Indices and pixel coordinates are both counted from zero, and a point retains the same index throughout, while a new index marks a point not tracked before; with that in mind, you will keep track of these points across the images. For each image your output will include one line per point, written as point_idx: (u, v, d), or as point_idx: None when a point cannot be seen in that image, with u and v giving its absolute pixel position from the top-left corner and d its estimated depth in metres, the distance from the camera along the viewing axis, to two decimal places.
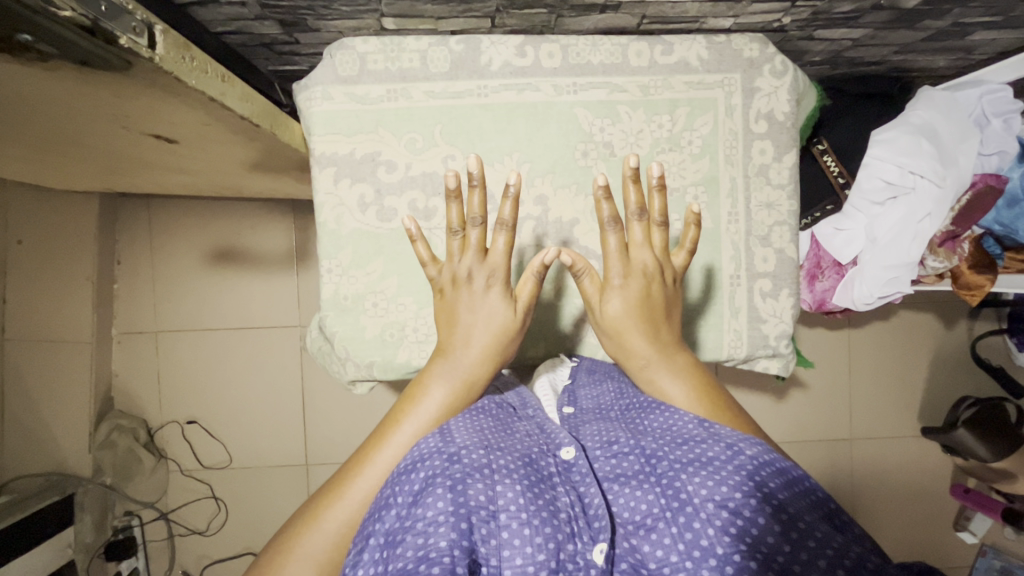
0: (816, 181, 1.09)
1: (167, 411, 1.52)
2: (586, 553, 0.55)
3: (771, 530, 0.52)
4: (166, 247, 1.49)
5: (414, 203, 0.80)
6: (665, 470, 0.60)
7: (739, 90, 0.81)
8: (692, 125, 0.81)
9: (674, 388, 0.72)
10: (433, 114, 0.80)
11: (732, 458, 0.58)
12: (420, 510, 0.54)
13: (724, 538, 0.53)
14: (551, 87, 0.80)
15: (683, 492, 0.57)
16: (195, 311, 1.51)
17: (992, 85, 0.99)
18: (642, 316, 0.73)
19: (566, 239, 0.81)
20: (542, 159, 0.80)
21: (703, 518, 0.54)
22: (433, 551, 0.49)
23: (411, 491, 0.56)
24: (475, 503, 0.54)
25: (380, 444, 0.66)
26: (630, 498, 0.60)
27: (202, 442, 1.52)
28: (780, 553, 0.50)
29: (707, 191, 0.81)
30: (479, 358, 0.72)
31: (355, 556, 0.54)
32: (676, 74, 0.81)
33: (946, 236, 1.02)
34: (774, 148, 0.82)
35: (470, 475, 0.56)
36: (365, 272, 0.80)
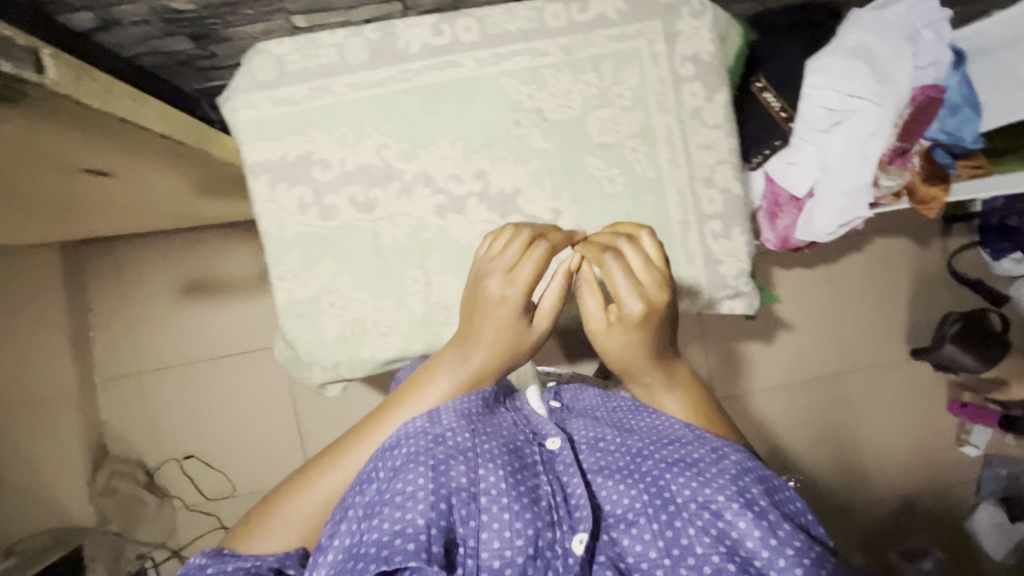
0: (759, 124, 1.06)
1: (161, 450, 1.52)
2: (564, 541, 0.54)
3: (757, 536, 0.52)
4: (135, 288, 1.49)
5: (353, 197, 0.79)
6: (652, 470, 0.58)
7: (661, 36, 0.81)
8: (620, 78, 0.80)
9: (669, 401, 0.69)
10: (360, 106, 0.79)
11: (719, 463, 0.57)
12: (394, 484, 0.53)
13: (708, 540, 0.53)
14: (473, 61, 0.79)
15: (667, 490, 0.56)
16: (173, 347, 1.50)
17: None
18: (649, 348, 0.67)
19: (512, 210, 0.80)
20: (475, 134, 0.80)
21: (692, 519, 0.54)
22: (412, 527, 0.50)
23: (389, 465, 0.55)
24: (457, 484, 0.53)
25: (369, 425, 0.65)
26: (614, 492, 0.58)
27: (203, 476, 1.52)
28: (763, 555, 0.51)
29: (644, 142, 0.81)
30: (490, 356, 0.65)
31: (332, 527, 0.54)
32: (596, 29, 0.80)
33: (892, 155, 1.02)
34: (704, 90, 0.81)
35: (451, 457, 0.55)
36: (316, 274, 0.79)
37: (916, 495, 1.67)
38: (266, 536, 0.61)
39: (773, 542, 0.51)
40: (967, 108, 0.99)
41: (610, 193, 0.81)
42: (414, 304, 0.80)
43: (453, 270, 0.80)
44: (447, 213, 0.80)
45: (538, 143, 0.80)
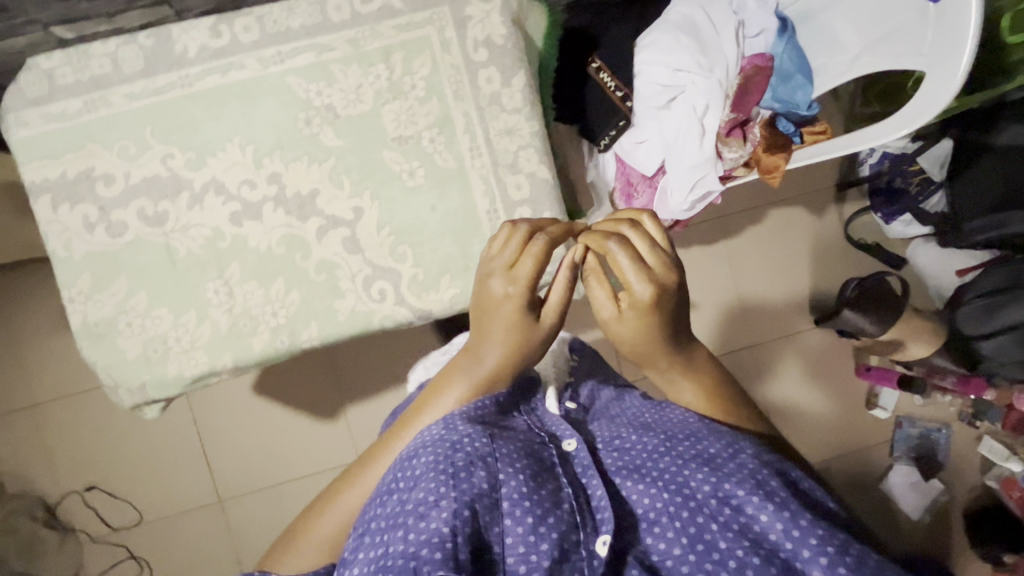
0: (597, 105, 1.05)
1: (63, 483, 1.46)
2: (589, 544, 0.52)
3: (779, 523, 0.49)
4: (14, 318, 1.43)
5: (142, 211, 0.76)
6: (659, 465, 0.56)
7: (450, 22, 0.79)
8: (411, 68, 0.78)
9: (686, 391, 0.70)
10: (139, 116, 0.76)
11: (732, 456, 0.54)
12: (409, 495, 0.52)
13: (731, 535, 0.49)
14: (256, 61, 0.77)
15: (686, 483, 0.53)
16: (62, 376, 1.45)
17: None
18: (660, 339, 0.66)
19: (311, 212, 0.78)
20: (264, 137, 0.77)
21: (701, 512, 0.51)
22: (436, 534, 0.48)
23: (411, 477, 0.54)
24: (478, 490, 0.51)
25: (401, 432, 0.67)
26: (640, 491, 0.55)
27: (108, 505, 1.48)
28: (787, 540, 0.48)
29: (442, 132, 0.79)
30: (502, 352, 0.67)
31: (354, 541, 0.53)
32: (382, 20, 0.78)
33: (731, 127, 1.01)
34: (500, 74, 0.79)
35: (471, 463, 0.53)
36: (111, 294, 0.77)
37: (831, 460, 1.69)
38: (298, 547, 0.63)
39: (800, 532, 0.48)
40: (798, 74, 0.99)
41: (411, 186, 0.79)
42: (217, 316, 0.78)
43: (256, 278, 0.78)
44: (242, 220, 0.77)
45: (331, 140, 0.78)
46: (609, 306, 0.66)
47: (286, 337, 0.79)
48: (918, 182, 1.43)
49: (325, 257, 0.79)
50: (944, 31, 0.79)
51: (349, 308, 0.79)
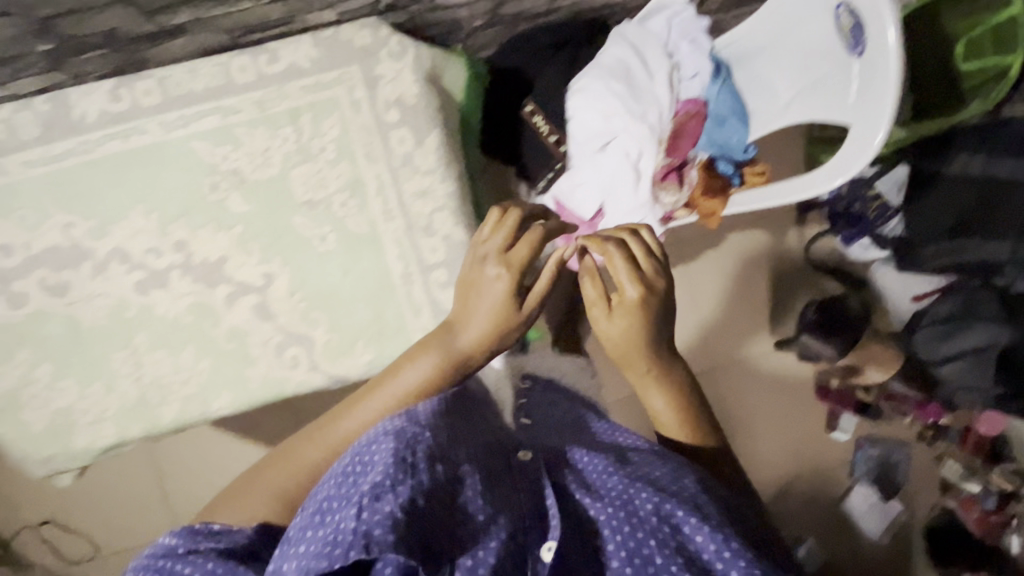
0: (533, 147, 1.04)
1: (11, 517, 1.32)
2: (535, 550, 0.49)
3: (721, 551, 0.48)
4: None
5: (43, 281, 0.74)
6: (608, 474, 0.55)
7: (360, 82, 0.76)
8: (320, 130, 0.76)
9: (659, 399, 0.66)
10: (37, 185, 0.74)
11: (676, 483, 0.54)
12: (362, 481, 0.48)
13: (656, 551, 0.48)
14: (159, 125, 0.74)
15: (634, 497, 0.52)
16: None
17: (675, 9, 0.96)
18: (643, 341, 0.64)
19: (219, 279, 0.76)
20: (169, 203, 0.75)
21: (637, 530, 0.49)
22: (389, 518, 0.44)
23: (367, 463, 0.51)
24: (434, 485, 0.49)
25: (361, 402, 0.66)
26: (592, 501, 0.53)
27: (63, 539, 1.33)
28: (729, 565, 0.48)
29: (354, 196, 0.77)
30: (478, 334, 0.66)
31: (301, 526, 0.48)
32: (289, 80, 0.76)
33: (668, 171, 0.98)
34: (413, 135, 0.77)
35: (430, 460, 0.51)
36: (15, 365, 0.75)
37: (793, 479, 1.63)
38: (242, 500, 0.60)
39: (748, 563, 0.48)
40: (733, 117, 0.96)
41: (323, 252, 0.77)
42: (126, 387, 0.76)
43: (165, 347, 0.76)
44: (148, 288, 0.76)
45: (238, 206, 0.76)
46: (598, 302, 0.66)
47: (197, 407, 0.77)
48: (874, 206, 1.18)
49: (235, 324, 0.77)
50: (866, 83, 0.78)
51: (261, 375, 0.78)
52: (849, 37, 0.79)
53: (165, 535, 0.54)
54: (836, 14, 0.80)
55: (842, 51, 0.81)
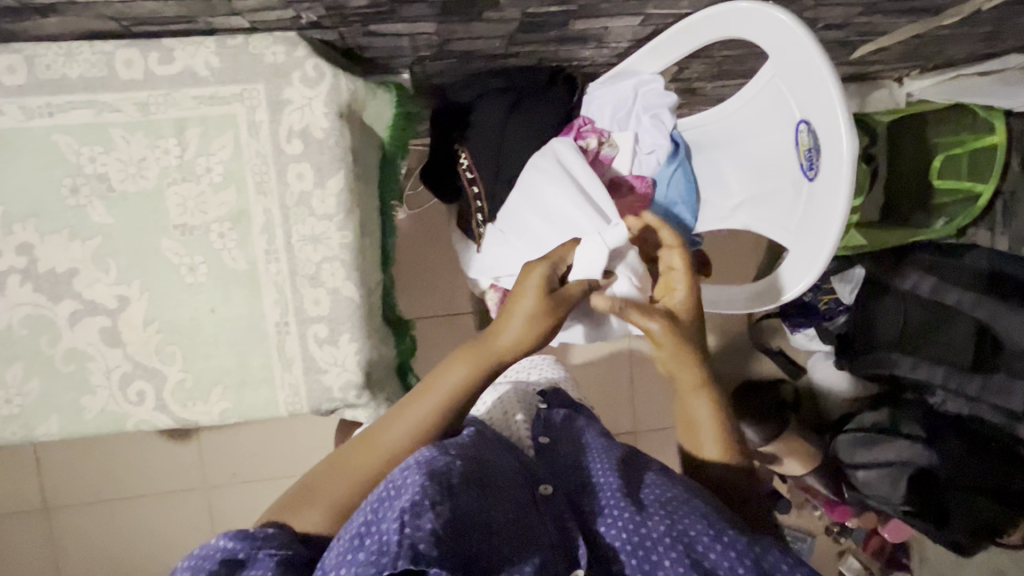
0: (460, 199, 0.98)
1: None
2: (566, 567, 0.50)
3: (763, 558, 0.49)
4: None
5: None
6: (649, 500, 0.54)
7: (263, 104, 0.68)
8: (208, 148, 0.68)
9: (700, 413, 0.65)
10: None
11: (688, 500, 0.53)
12: (396, 500, 0.46)
13: (684, 569, 0.47)
14: (17, 109, 0.65)
15: (644, 525, 0.51)
16: None
17: (642, 77, 0.89)
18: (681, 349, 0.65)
19: (65, 293, 0.68)
20: (17, 200, 0.66)
21: (676, 545, 0.49)
22: (424, 541, 0.43)
23: (400, 483, 0.48)
24: (465, 511, 0.48)
25: (387, 424, 0.60)
26: (610, 527, 0.53)
27: None
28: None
29: (236, 228, 0.69)
30: (522, 327, 0.64)
31: (340, 555, 0.45)
32: (180, 86, 0.67)
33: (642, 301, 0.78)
34: (314, 172, 0.69)
35: (465, 486, 0.50)
36: None
37: None
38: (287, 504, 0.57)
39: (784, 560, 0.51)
40: (682, 205, 0.91)
41: (190, 284, 0.69)
42: None
43: None
44: None
45: (100, 217, 0.67)
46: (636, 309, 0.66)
47: (18, 429, 0.69)
48: (823, 301, 1.24)
49: (76, 346, 0.68)
50: (811, 212, 0.73)
51: (99, 406, 0.70)
52: (804, 158, 0.73)
53: (220, 536, 0.47)
54: (796, 130, 0.74)
55: (795, 171, 0.76)
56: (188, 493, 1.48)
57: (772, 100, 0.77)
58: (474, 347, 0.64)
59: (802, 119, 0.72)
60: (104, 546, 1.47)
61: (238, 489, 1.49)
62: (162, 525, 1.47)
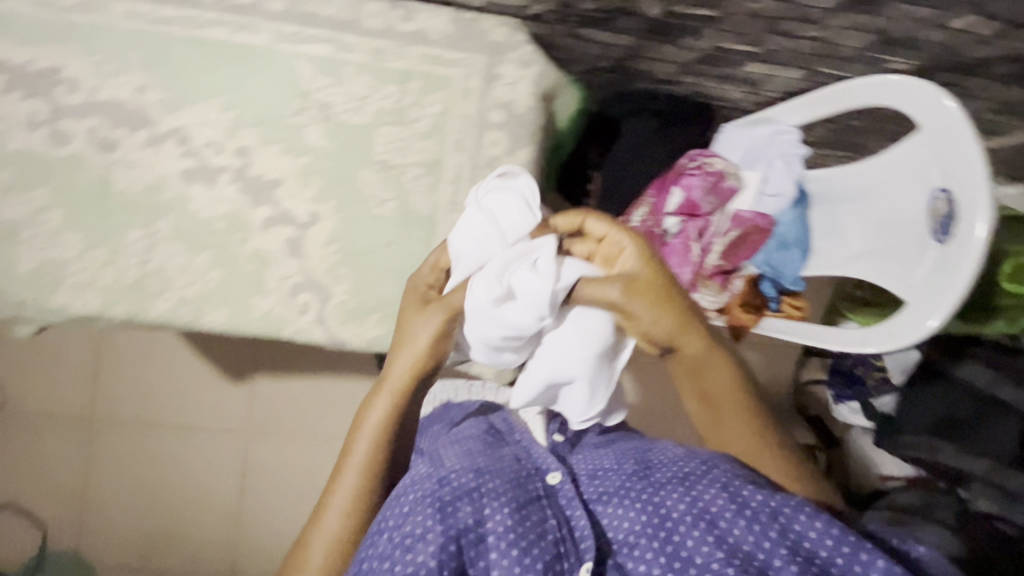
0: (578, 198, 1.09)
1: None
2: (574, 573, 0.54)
3: (785, 512, 0.49)
4: None
5: (94, 131, 0.71)
6: (659, 481, 0.57)
7: (479, 73, 0.76)
8: (423, 101, 0.75)
9: (716, 380, 0.61)
10: (129, 38, 0.71)
11: (708, 471, 0.55)
12: (399, 531, 0.54)
13: (708, 547, 0.49)
14: (271, 31, 0.73)
15: (663, 506, 0.54)
16: None
17: (781, 127, 0.98)
18: (666, 309, 0.58)
19: (266, 200, 0.74)
20: (247, 108, 0.73)
21: (697, 522, 0.51)
22: (423, 568, 0.49)
23: (403, 514, 0.56)
24: (462, 525, 0.53)
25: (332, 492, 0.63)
26: (613, 518, 0.57)
27: (37, 384, 1.46)
28: (822, 547, 0.47)
29: (429, 174, 0.76)
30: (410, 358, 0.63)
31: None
32: (413, 44, 0.75)
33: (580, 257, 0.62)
34: (508, 141, 0.77)
35: (457, 500, 0.55)
36: (28, 199, 0.71)
37: None
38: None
39: None
40: (795, 248, 0.99)
41: (377, 216, 0.75)
42: (127, 264, 0.73)
43: (183, 242, 0.73)
44: (193, 179, 0.73)
45: (315, 139, 0.74)
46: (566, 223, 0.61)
47: (189, 313, 0.74)
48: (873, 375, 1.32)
49: (261, 249, 0.74)
50: (935, 273, 0.78)
51: (266, 308, 0.75)
52: (936, 224, 0.79)
53: None
54: (931, 197, 0.81)
55: (923, 234, 0.82)
56: (228, 433, 1.50)
57: (911, 166, 0.84)
58: (381, 386, 0.64)
59: (941, 186, 0.79)
60: (136, 463, 1.48)
61: (276, 442, 1.51)
62: (197, 457, 1.49)
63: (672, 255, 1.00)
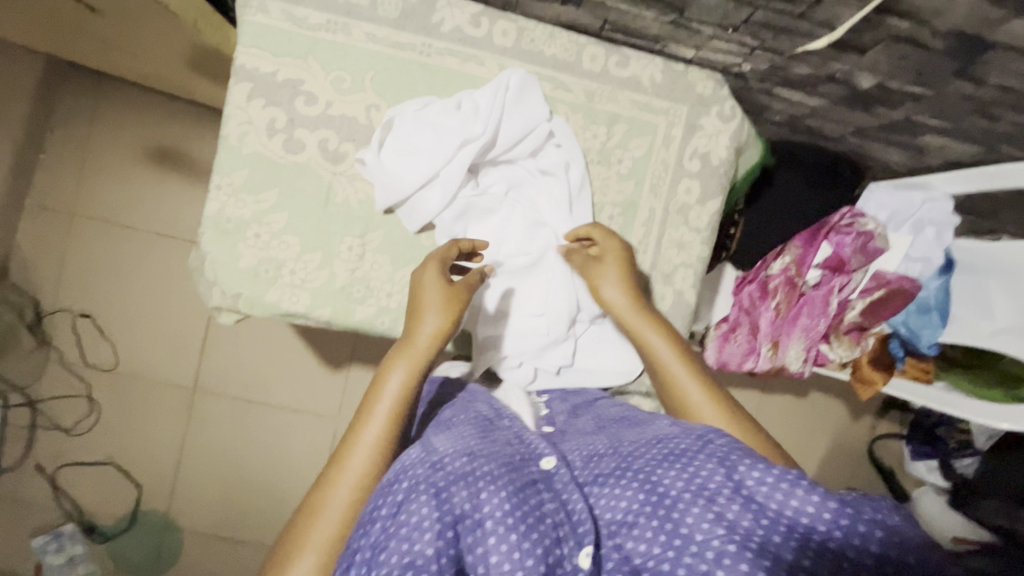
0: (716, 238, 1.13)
1: (103, 305, 1.41)
2: (575, 558, 0.47)
3: (774, 496, 0.45)
4: (111, 141, 1.39)
5: (324, 141, 0.76)
6: (647, 464, 0.51)
7: (682, 123, 0.79)
8: (626, 144, 0.79)
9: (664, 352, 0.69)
10: (368, 59, 0.76)
11: (703, 447, 0.50)
12: (397, 519, 0.46)
13: (710, 525, 0.44)
14: (496, 65, 0.77)
15: (660, 484, 0.48)
16: (155, 217, 1.41)
17: (936, 194, 0.99)
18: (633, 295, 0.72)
19: None
20: None
21: (696, 499, 0.46)
22: (421, 558, 0.43)
23: (395, 503, 0.48)
24: (459, 512, 0.46)
25: (345, 460, 0.57)
26: (609, 498, 0.51)
27: (138, 346, 1.43)
28: (818, 524, 0.43)
29: (623, 215, 0.79)
30: (434, 325, 0.65)
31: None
32: (624, 89, 0.78)
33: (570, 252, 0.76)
34: (700, 191, 0.80)
35: (454, 483, 0.48)
36: (256, 199, 0.76)
37: None
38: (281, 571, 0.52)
39: None
40: (936, 313, 1.01)
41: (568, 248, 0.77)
42: (338, 269, 0.77)
43: (390, 254, 0.78)
44: None
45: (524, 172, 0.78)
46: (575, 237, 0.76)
47: (388, 321, 0.78)
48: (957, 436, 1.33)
49: None
50: None
51: None
52: None
53: None
54: None
55: None
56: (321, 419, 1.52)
57: None
58: (403, 351, 0.64)
59: None
60: (231, 436, 1.45)
61: None
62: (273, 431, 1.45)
63: (807, 306, 1.02)
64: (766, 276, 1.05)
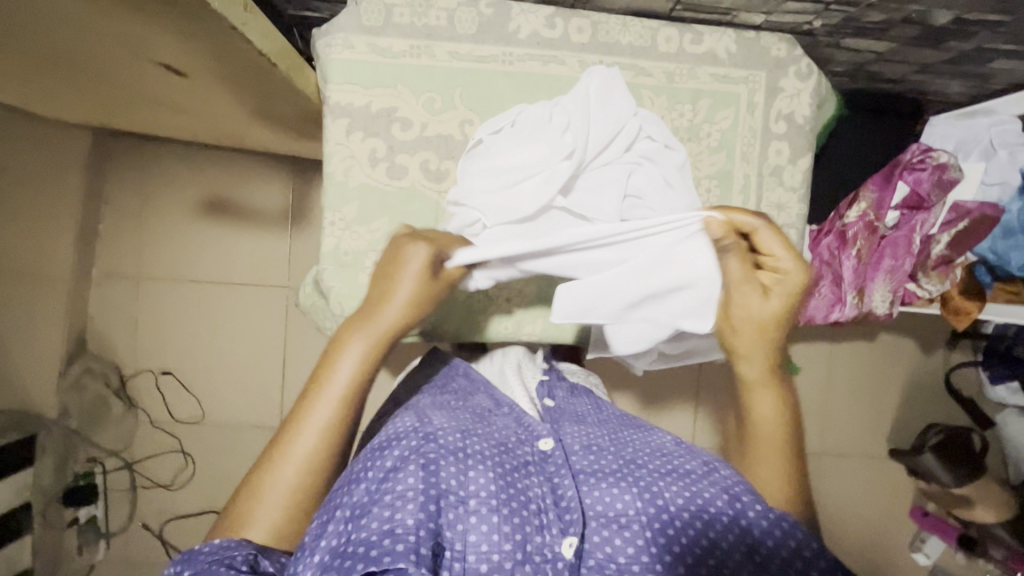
0: None
1: (183, 363, 1.37)
2: (554, 545, 0.53)
3: (769, 531, 0.55)
4: (161, 199, 1.36)
5: (425, 163, 0.78)
6: (645, 473, 0.60)
7: (762, 88, 0.81)
8: (713, 118, 0.81)
9: (766, 403, 0.68)
10: (454, 76, 0.78)
11: (709, 475, 0.60)
12: (388, 487, 0.52)
13: (703, 549, 0.54)
14: (577, 62, 0.79)
15: (660, 495, 0.57)
16: (215, 269, 1.37)
17: (1000, 118, 1.03)
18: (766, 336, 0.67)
19: None
20: None
21: (694, 519, 0.55)
22: (401, 526, 0.49)
23: (381, 476, 0.54)
24: (445, 487, 0.53)
25: (298, 427, 0.58)
26: (606, 493, 0.58)
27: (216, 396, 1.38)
28: (767, 536, 0.55)
29: (719, 186, 0.81)
30: (402, 312, 0.62)
31: (318, 526, 0.52)
32: (703, 64, 0.80)
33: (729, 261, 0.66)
34: (789, 151, 0.82)
35: (445, 461, 0.55)
36: (369, 229, 0.78)
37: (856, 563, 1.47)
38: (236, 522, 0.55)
39: None
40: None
41: None
42: None
43: None
44: None
45: None
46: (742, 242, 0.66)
47: None
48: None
49: None
50: None
51: None
52: None
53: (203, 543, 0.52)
54: None
55: None
56: None
57: None
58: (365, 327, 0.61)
59: None
60: None
61: None
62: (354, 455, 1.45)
63: (890, 248, 1.04)
64: (842, 226, 1.05)
